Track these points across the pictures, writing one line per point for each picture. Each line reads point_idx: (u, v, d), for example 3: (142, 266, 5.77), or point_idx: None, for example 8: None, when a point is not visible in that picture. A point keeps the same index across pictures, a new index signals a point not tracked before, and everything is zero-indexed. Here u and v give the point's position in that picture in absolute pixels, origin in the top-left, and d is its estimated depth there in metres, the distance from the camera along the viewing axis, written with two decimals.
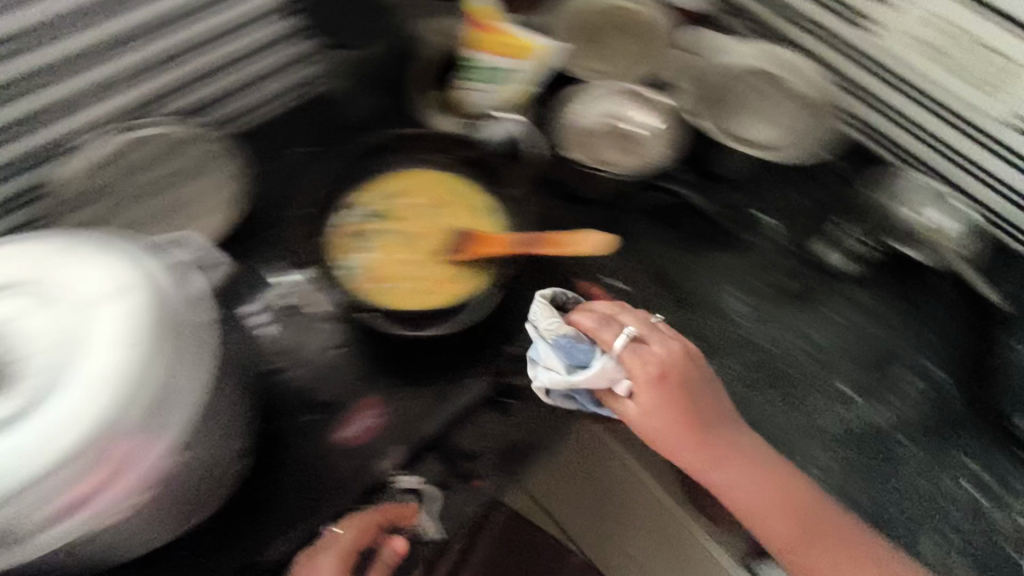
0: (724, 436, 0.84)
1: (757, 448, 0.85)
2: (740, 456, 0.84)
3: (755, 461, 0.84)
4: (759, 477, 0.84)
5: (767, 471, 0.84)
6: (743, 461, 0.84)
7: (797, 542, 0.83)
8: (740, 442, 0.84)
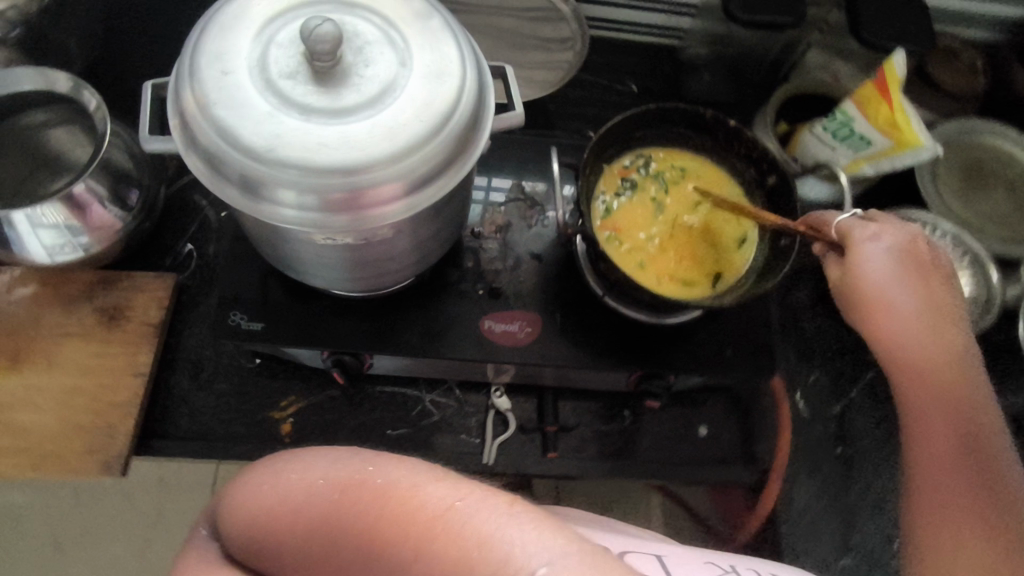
0: (882, 262, 0.55)
1: (938, 357, 0.55)
2: (911, 315, 0.55)
3: (941, 372, 0.54)
4: (942, 369, 0.54)
5: (928, 384, 0.54)
6: (938, 374, 0.54)
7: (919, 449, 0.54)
8: (918, 309, 0.55)
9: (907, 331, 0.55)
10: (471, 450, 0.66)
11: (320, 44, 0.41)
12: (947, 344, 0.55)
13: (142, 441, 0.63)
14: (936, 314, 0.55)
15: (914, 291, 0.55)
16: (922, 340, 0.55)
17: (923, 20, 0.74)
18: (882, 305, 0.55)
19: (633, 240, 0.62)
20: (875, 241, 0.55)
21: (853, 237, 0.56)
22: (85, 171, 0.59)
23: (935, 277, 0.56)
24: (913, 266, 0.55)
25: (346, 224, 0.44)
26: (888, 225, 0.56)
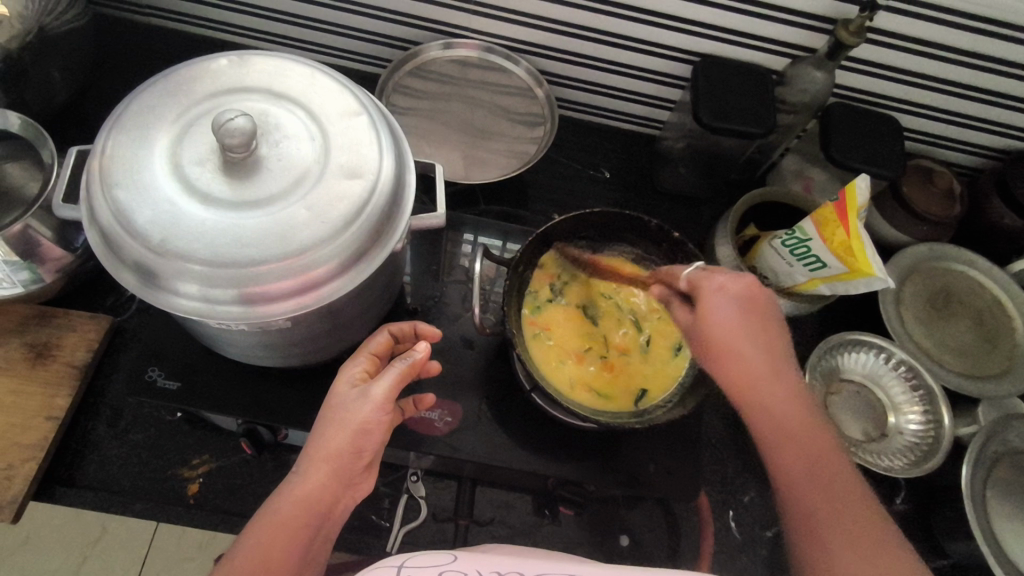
0: (726, 313, 0.50)
1: (794, 407, 0.48)
2: (763, 363, 0.49)
3: (797, 418, 0.48)
4: (799, 423, 0.47)
5: (787, 439, 0.47)
6: (799, 424, 0.47)
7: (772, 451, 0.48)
8: (766, 351, 0.50)
9: (734, 337, 0.49)
10: (379, 534, 0.64)
11: (230, 139, 0.41)
12: (771, 339, 0.50)
13: (45, 486, 0.62)
14: (780, 360, 0.50)
15: (760, 339, 0.50)
16: (773, 390, 0.48)
17: (895, 144, 0.72)
18: (738, 353, 0.49)
19: (559, 339, 0.66)
20: (725, 282, 0.51)
21: (699, 287, 0.52)
22: (26, 211, 0.60)
23: (777, 328, 0.51)
24: (753, 312, 0.51)
25: (240, 314, 0.43)
26: (728, 274, 0.52)
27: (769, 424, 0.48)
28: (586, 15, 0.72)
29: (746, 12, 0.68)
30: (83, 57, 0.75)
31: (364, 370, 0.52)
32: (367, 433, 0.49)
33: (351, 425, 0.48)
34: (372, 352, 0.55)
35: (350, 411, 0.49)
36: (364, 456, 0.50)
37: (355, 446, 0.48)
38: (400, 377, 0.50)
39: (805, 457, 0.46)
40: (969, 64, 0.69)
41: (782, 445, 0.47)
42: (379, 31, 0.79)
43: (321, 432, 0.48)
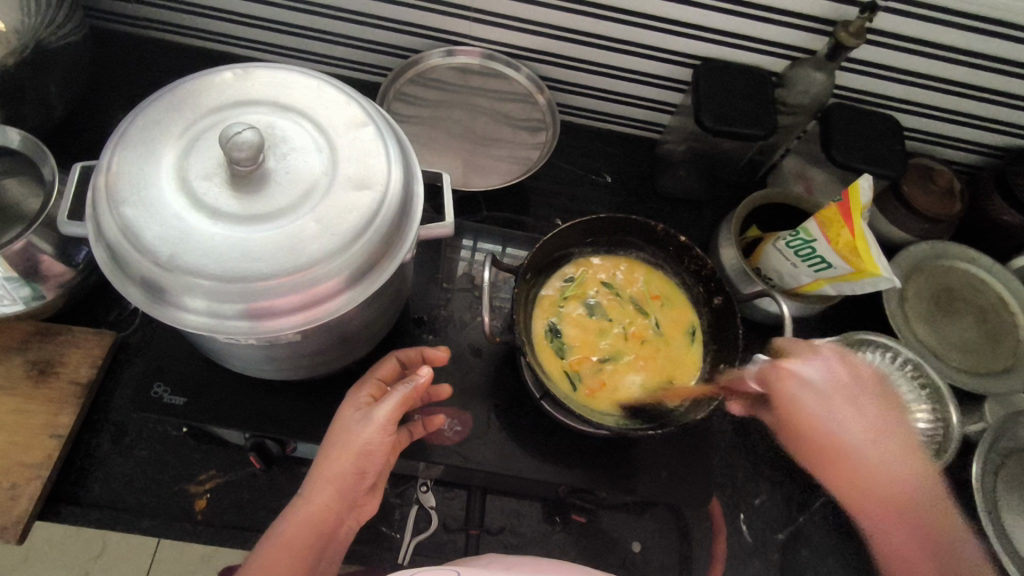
0: (817, 405, 0.51)
1: (900, 483, 0.49)
2: (865, 448, 0.50)
3: (907, 495, 0.49)
4: (909, 499, 0.49)
5: (892, 517, 0.49)
6: (909, 498, 0.49)
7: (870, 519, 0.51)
8: (866, 431, 0.50)
9: (815, 427, 0.50)
10: (389, 545, 0.64)
11: (238, 152, 0.40)
12: (862, 419, 0.51)
13: (50, 505, 0.61)
14: (891, 445, 0.51)
15: (858, 423, 0.51)
16: (882, 474, 0.49)
17: (896, 144, 0.73)
18: (835, 442, 0.50)
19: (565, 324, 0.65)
20: (800, 372, 0.52)
21: (773, 377, 0.52)
22: (28, 228, 0.59)
23: (874, 404, 0.52)
24: (843, 394, 0.52)
25: (250, 330, 0.43)
26: (807, 364, 0.53)
27: (853, 492, 0.50)
28: (587, 21, 0.72)
29: (747, 14, 0.68)
30: (81, 71, 0.75)
31: (369, 395, 0.54)
32: (369, 455, 0.50)
33: (353, 447, 0.49)
34: (378, 377, 0.56)
35: (353, 433, 0.50)
36: (368, 477, 0.51)
37: (357, 469, 0.49)
38: (403, 401, 0.51)
39: (898, 516, 0.49)
40: (968, 63, 0.70)
41: (874, 510, 0.50)
42: (377, 40, 0.79)
43: (325, 453, 0.50)
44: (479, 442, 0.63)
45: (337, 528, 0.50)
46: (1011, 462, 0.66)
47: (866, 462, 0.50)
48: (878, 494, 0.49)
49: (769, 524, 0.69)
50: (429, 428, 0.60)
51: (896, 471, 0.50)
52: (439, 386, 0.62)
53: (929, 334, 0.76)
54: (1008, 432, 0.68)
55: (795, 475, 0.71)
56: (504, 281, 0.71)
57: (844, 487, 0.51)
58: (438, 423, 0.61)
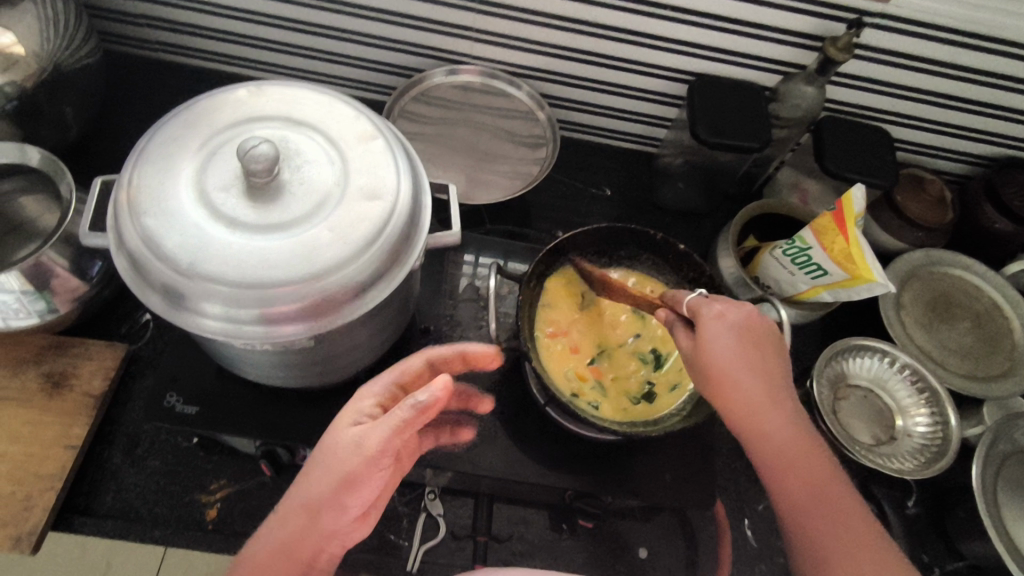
0: (728, 345, 0.52)
1: (788, 436, 0.52)
2: (758, 388, 0.52)
3: (792, 444, 0.51)
4: (795, 449, 0.51)
5: (788, 465, 0.51)
6: (796, 448, 0.51)
7: (761, 449, 0.52)
8: (759, 379, 0.52)
9: (717, 352, 0.52)
10: (398, 553, 0.64)
11: (254, 164, 0.42)
12: (756, 364, 0.52)
13: (62, 516, 0.62)
14: (768, 381, 0.52)
15: (755, 365, 0.52)
16: (773, 420, 0.52)
17: (887, 154, 0.75)
18: (720, 380, 0.52)
19: (582, 324, 0.67)
20: (725, 315, 0.53)
21: (698, 313, 0.54)
22: (45, 243, 0.61)
23: (767, 348, 0.54)
24: (750, 339, 0.53)
25: (265, 334, 0.44)
26: (726, 304, 0.54)
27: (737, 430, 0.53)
28: (585, 40, 0.75)
29: (739, 31, 0.71)
30: (97, 92, 0.78)
31: (373, 407, 0.51)
32: (351, 486, 0.47)
33: (336, 467, 0.47)
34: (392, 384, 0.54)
35: (337, 454, 0.47)
36: (354, 501, 0.48)
37: (352, 484, 0.47)
38: (398, 429, 0.47)
39: (792, 444, 0.51)
40: (955, 76, 0.72)
41: (766, 431, 0.52)
42: (383, 60, 0.81)
43: (308, 472, 0.48)
44: (487, 449, 0.64)
45: (314, 560, 0.48)
46: (1009, 463, 0.67)
47: (760, 399, 0.52)
48: (756, 416, 0.52)
49: (775, 530, 0.69)
50: (457, 436, 0.63)
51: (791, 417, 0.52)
52: (481, 399, 0.64)
53: (927, 340, 0.77)
54: (1009, 436, 0.68)
55: None
56: (508, 291, 0.72)
57: (737, 424, 0.52)
58: (467, 433, 0.63)
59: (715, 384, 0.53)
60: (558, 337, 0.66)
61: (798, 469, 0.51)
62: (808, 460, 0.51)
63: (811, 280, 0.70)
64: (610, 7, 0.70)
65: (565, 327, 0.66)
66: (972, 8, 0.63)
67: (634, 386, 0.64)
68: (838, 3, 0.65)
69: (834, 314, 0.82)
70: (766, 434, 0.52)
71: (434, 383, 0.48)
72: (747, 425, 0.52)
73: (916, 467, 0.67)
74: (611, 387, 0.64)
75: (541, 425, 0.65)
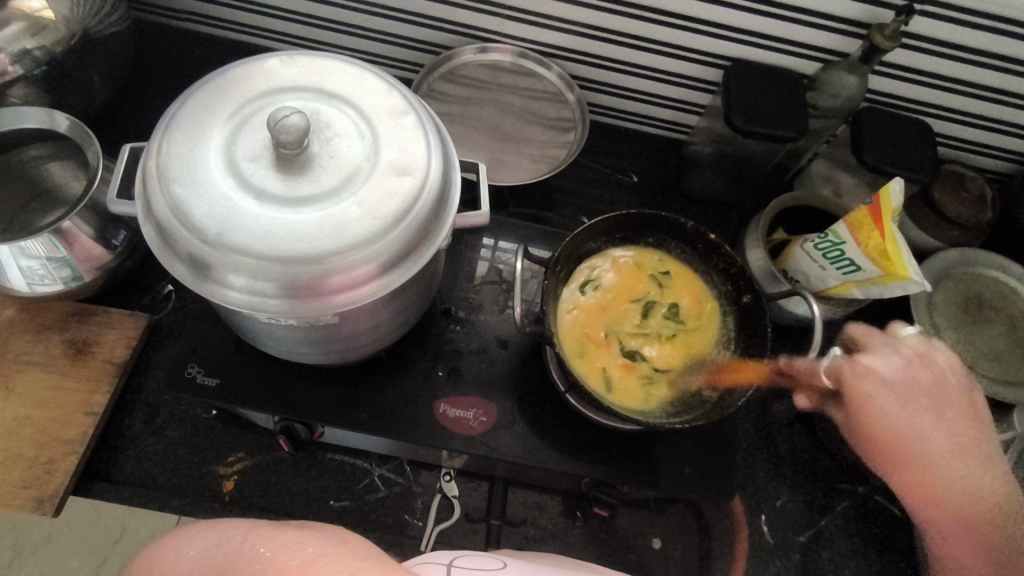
0: (883, 397, 0.58)
1: (959, 484, 0.54)
2: (940, 450, 0.56)
3: (976, 501, 0.53)
4: (977, 505, 0.53)
5: (948, 513, 0.54)
6: (967, 502, 0.54)
7: (922, 493, 0.56)
8: (932, 430, 0.57)
9: (883, 406, 0.58)
10: (411, 533, 0.64)
11: (285, 135, 0.41)
12: (930, 418, 0.57)
13: (83, 481, 0.62)
14: (952, 439, 0.56)
15: (935, 425, 0.57)
16: (951, 477, 0.55)
17: (927, 148, 0.72)
18: (884, 428, 0.58)
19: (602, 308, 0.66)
20: (878, 372, 0.59)
21: (845, 376, 0.60)
22: (71, 210, 0.61)
23: (947, 406, 0.58)
24: (919, 392, 0.58)
25: (291, 309, 0.44)
26: (880, 357, 0.61)
27: (900, 476, 0.58)
28: (619, 20, 0.73)
29: (780, 16, 0.68)
30: (124, 60, 0.77)
31: None
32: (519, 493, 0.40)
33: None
34: None
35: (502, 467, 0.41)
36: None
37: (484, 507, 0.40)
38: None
39: (956, 496, 0.54)
40: (1004, 69, 0.69)
41: (931, 480, 0.55)
42: (412, 36, 0.80)
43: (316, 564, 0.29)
44: (505, 433, 0.63)
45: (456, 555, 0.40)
46: None
47: (934, 453, 0.56)
48: (925, 468, 0.56)
49: (792, 527, 0.68)
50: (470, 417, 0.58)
51: (966, 473, 0.55)
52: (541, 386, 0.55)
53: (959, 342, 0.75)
54: None
55: (818, 479, 0.70)
56: (531, 276, 0.71)
57: (903, 474, 0.57)
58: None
59: (882, 429, 0.58)
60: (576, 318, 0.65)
61: (960, 520, 0.54)
62: (979, 516, 0.53)
63: (842, 274, 0.68)
64: None
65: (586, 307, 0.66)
66: None
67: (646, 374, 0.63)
68: None
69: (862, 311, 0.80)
70: (936, 485, 0.55)
71: None
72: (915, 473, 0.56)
73: None
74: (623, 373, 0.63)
75: (560, 411, 0.65)
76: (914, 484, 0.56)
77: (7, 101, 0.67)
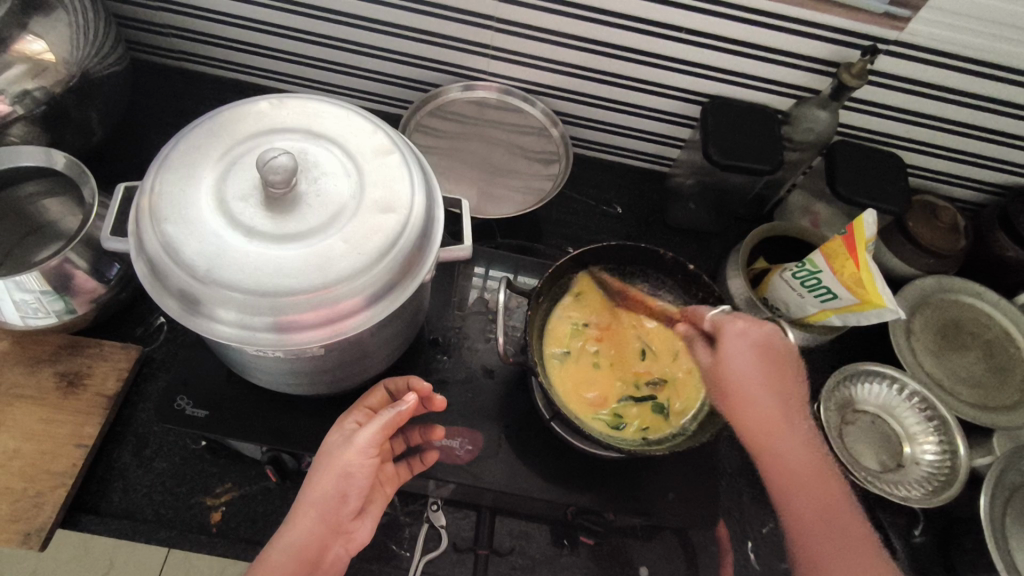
0: (741, 368, 0.61)
1: (800, 455, 0.60)
2: (768, 408, 0.60)
3: (804, 461, 0.60)
4: (805, 465, 0.60)
5: (797, 479, 0.59)
6: (802, 466, 0.60)
7: (775, 463, 0.60)
8: (771, 400, 0.61)
9: (733, 362, 0.61)
10: (399, 563, 0.65)
11: (272, 175, 0.43)
12: (784, 395, 0.62)
13: (71, 513, 0.63)
14: (785, 403, 0.62)
15: (772, 388, 0.61)
16: (784, 438, 0.60)
17: (899, 179, 0.75)
18: (740, 392, 0.60)
19: (603, 329, 0.68)
20: (731, 348, 0.61)
21: (722, 329, 0.62)
22: (66, 245, 0.62)
23: (789, 376, 0.62)
24: (763, 369, 0.61)
25: (277, 341, 0.45)
26: (731, 340, 0.61)
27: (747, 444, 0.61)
28: (599, 60, 0.76)
29: (754, 55, 0.71)
30: (122, 99, 0.79)
31: (360, 420, 0.58)
32: (349, 478, 0.54)
33: (336, 470, 0.53)
34: (368, 406, 0.60)
35: (337, 455, 0.54)
36: (349, 501, 0.55)
37: (340, 491, 0.54)
38: (384, 426, 0.55)
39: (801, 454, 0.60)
40: (969, 104, 0.72)
41: (787, 446, 0.60)
42: (401, 75, 0.83)
43: (313, 482, 0.53)
44: (491, 461, 0.64)
45: (322, 556, 0.54)
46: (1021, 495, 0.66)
47: (773, 408, 0.61)
48: (769, 429, 0.60)
49: (778, 556, 0.69)
50: (426, 463, 0.62)
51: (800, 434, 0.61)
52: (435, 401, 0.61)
53: (937, 367, 0.77)
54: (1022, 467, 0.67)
55: None
56: (516, 306, 0.73)
57: (754, 441, 0.60)
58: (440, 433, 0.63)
59: (730, 378, 0.61)
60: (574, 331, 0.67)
61: (811, 487, 0.59)
62: (823, 479, 0.59)
63: (820, 301, 0.70)
64: (624, 27, 0.71)
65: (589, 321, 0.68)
66: (986, 37, 0.64)
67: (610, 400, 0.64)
68: (853, 29, 0.66)
69: (842, 337, 0.82)
70: (783, 451, 0.60)
71: (406, 398, 0.56)
72: (759, 429, 0.60)
73: (914, 497, 0.67)
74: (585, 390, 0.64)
75: (545, 440, 0.65)
76: (760, 448, 0.60)
77: (8, 140, 0.69)
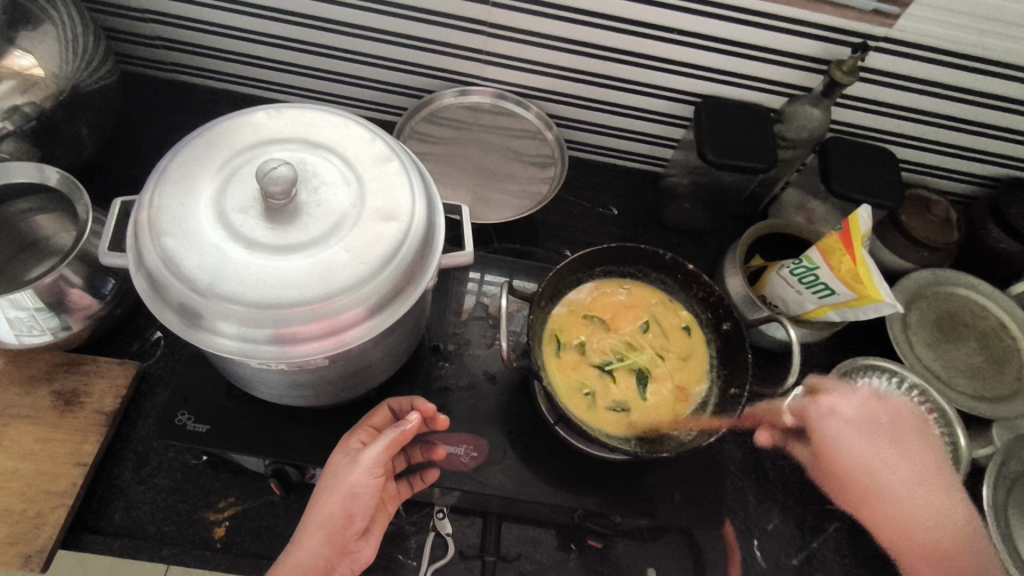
0: (852, 442, 0.67)
1: (919, 513, 0.64)
2: (898, 486, 0.65)
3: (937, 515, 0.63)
4: (946, 540, 0.62)
5: (919, 547, 0.63)
6: (925, 532, 0.63)
7: (877, 522, 0.66)
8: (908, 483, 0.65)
9: (853, 447, 0.67)
10: (406, 573, 0.64)
11: (272, 187, 0.43)
12: (915, 464, 0.66)
13: (72, 533, 0.62)
14: (921, 475, 0.65)
15: (886, 453, 0.66)
16: (897, 499, 0.65)
17: (892, 175, 0.75)
18: (858, 470, 0.67)
19: (614, 327, 0.68)
20: (827, 404, 0.68)
21: (807, 416, 0.68)
22: (61, 261, 0.61)
23: (907, 437, 0.67)
24: (879, 431, 0.67)
25: (281, 353, 0.45)
26: (843, 399, 0.69)
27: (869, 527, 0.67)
28: (593, 63, 0.76)
29: (745, 54, 0.72)
30: (112, 114, 0.79)
31: (362, 440, 0.59)
32: (355, 496, 0.54)
33: (341, 489, 0.54)
34: (372, 425, 0.60)
35: (343, 477, 0.55)
36: (356, 521, 0.55)
37: (345, 511, 0.54)
38: (390, 445, 0.55)
39: (928, 523, 0.63)
40: (958, 99, 0.73)
41: (916, 508, 0.64)
42: (394, 81, 0.83)
43: (319, 502, 0.54)
44: (497, 467, 0.64)
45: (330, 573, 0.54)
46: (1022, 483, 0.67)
47: (897, 483, 0.65)
48: (883, 486, 0.66)
49: (784, 552, 0.69)
50: (427, 481, 0.62)
51: (924, 490, 0.64)
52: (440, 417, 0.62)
53: (934, 360, 0.77)
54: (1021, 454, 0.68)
55: (806, 502, 0.71)
56: (518, 310, 0.73)
57: (864, 509, 0.66)
58: (440, 453, 0.62)
59: (842, 443, 0.67)
60: (581, 320, 0.68)
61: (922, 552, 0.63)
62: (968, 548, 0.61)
63: (816, 297, 0.71)
64: (618, 30, 0.71)
65: (604, 315, 0.68)
66: (974, 32, 0.65)
67: (590, 392, 0.64)
68: (843, 27, 0.66)
69: (840, 333, 0.82)
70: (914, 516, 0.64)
71: (410, 418, 0.57)
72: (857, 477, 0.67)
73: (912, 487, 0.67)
74: (569, 375, 0.65)
75: (550, 445, 0.65)
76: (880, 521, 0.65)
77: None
